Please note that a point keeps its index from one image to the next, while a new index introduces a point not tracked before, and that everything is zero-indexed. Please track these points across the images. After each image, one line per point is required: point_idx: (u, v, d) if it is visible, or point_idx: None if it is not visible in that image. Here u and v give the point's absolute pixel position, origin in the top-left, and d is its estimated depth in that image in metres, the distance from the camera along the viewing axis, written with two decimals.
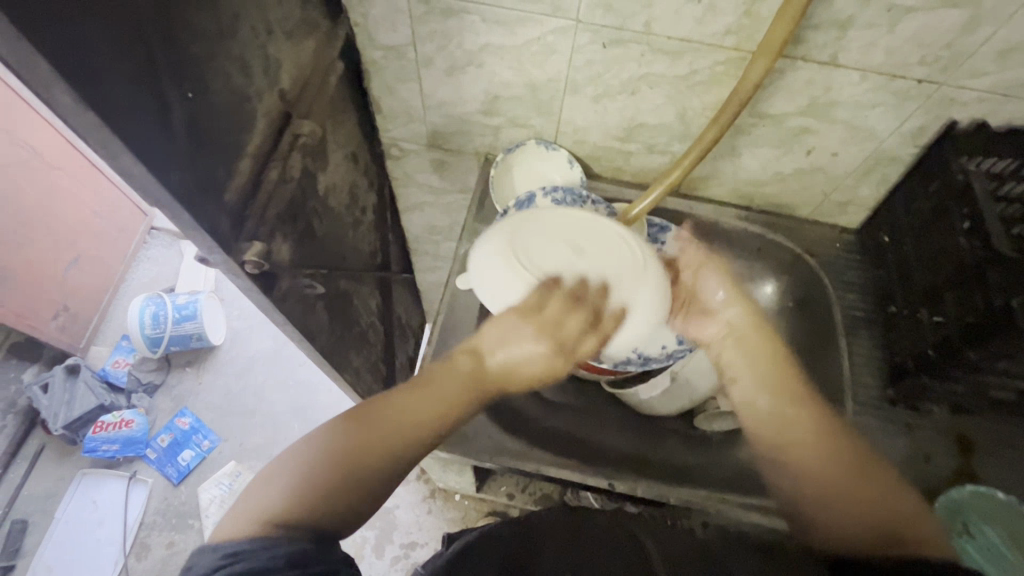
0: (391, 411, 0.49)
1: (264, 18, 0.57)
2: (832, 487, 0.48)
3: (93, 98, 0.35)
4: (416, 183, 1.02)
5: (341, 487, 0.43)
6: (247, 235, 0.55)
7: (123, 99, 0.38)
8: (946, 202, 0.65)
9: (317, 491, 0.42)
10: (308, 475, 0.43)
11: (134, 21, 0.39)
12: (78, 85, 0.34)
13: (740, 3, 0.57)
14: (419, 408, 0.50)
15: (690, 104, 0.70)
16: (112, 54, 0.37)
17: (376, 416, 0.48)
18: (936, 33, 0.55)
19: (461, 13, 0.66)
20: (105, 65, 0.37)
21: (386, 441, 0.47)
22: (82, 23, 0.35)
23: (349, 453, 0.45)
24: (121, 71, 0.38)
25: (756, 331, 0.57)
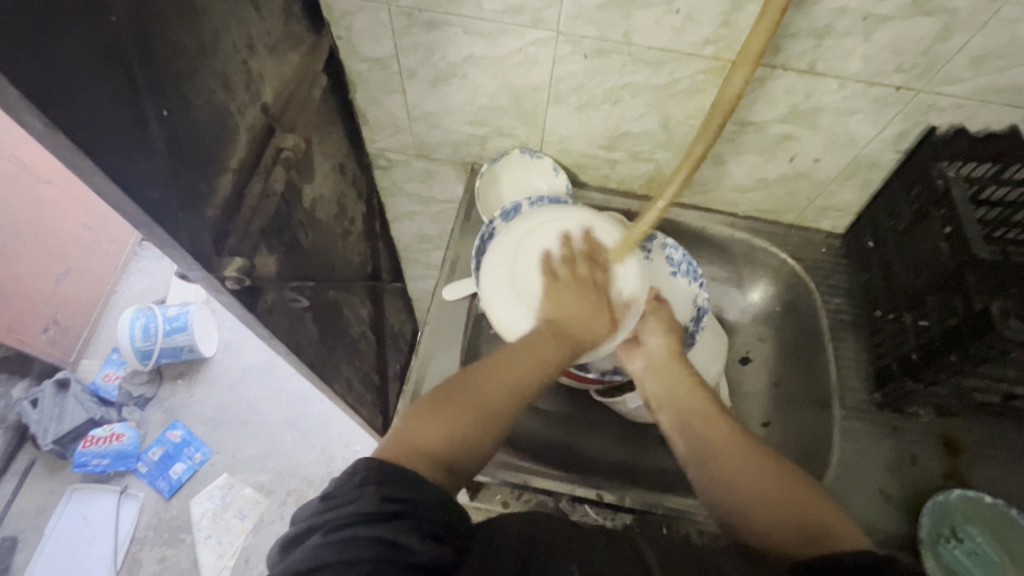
0: (504, 359, 0.55)
1: (245, 33, 0.57)
2: (751, 487, 0.50)
3: (65, 117, 0.35)
4: (405, 192, 1.02)
5: (467, 426, 0.48)
6: (229, 250, 0.55)
7: (98, 117, 0.38)
8: (926, 207, 0.66)
9: (451, 430, 0.47)
10: (441, 413, 0.48)
11: (109, 39, 0.39)
12: (49, 104, 0.34)
13: (718, 13, 0.57)
14: (500, 372, 0.54)
15: (673, 112, 0.71)
16: (86, 73, 0.37)
17: (491, 367, 0.54)
18: (912, 40, 0.56)
19: (443, 25, 0.66)
20: (77, 83, 0.36)
21: (501, 387, 0.52)
22: (54, 42, 0.35)
23: (473, 397, 0.51)
24: (95, 89, 0.38)
25: (673, 362, 0.64)
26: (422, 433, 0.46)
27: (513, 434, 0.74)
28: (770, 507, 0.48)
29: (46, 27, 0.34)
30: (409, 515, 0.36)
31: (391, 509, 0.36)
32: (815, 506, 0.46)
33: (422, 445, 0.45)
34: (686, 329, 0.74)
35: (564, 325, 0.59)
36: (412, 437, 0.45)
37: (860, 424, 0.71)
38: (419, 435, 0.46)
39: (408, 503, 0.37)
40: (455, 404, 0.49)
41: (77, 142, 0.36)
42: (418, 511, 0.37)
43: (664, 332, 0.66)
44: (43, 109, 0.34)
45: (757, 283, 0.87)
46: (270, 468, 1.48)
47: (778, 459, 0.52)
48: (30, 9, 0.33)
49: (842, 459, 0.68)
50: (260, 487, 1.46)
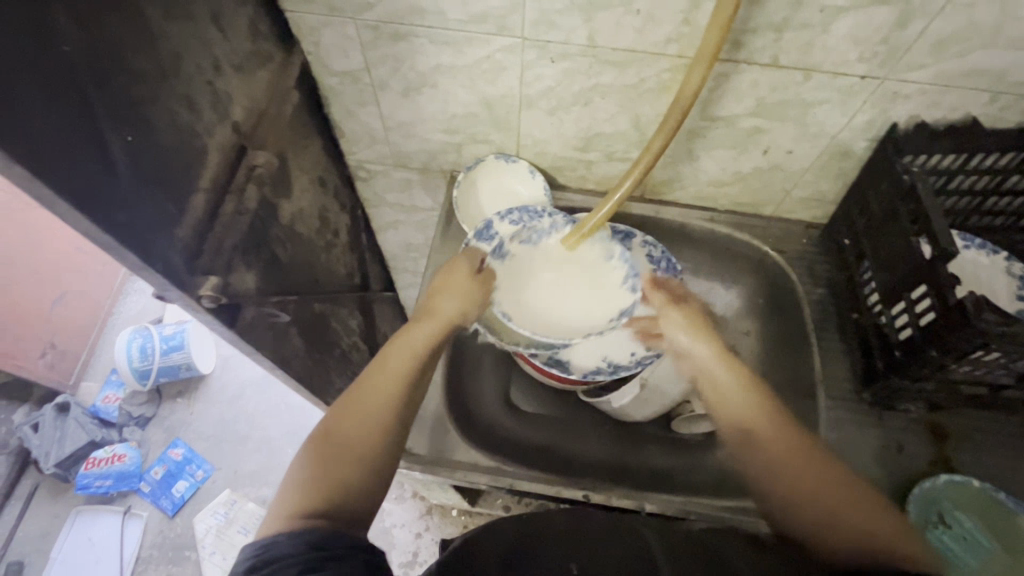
0: (363, 394, 0.52)
1: (211, 55, 0.58)
2: (841, 504, 0.53)
3: (13, 140, 0.35)
4: (388, 203, 1.03)
5: (337, 478, 0.46)
6: (202, 268, 0.55)
7: (46, 138, 0.38)
8: (894, 203, 0.66)
9: (299, 507, 0.43)
10: (311, 472, 0.46)
11: (55, 59, 0.39)
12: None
13: (677, 12, 0.58)
14: (373, 396, 0.52)
15: (642, 112, 0.71)
16: (33, 95, 0.37)
17: (348, 407, 0.51)
18: (870, 29, 0.56)
19: (409, 37, 0.67)
20: (26, 106, 0.36)
21: (367, 423, 0.50)
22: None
23: (320, 451, 0.47)
24: (41, 111, 0.38)
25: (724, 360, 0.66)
26: (298, 497, 0.44)
27: (500, 439, 0.76)
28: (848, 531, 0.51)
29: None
30: (282, 568, 0.37)
31: (265, 572, 0.37)
32: (879, 524, 0.51)
33: (296, 507, 0.43)
34: None
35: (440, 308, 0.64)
36: (286, 505, 0.43)
37: (846, 413, 0.71)
38: (299, 499, 0.44)
39: (283, 554, 0.38)
40: (318, 462, 0.47)
41: (26, 163, 0.36)
42: (289, 560, 0.38)
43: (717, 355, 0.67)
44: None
45: (739, 276, 0.87)
46: (272, 481, 1.49)
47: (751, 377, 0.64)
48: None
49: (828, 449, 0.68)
50: (263, 501, 1.47)
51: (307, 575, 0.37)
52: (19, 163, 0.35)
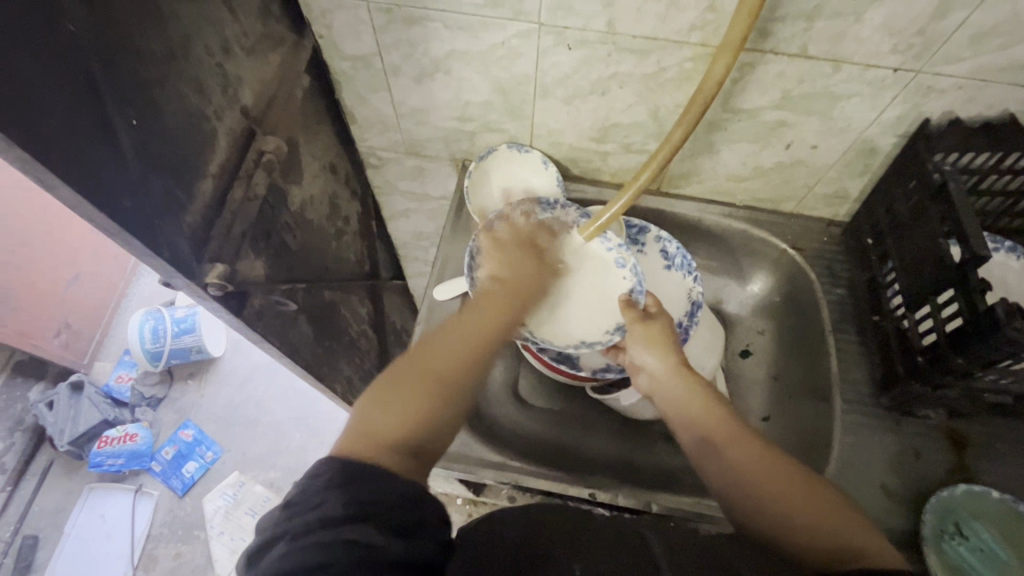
0: (444, 340, 0.53)
1: (221, 37, 0.57)
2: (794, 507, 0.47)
3: (16, 122, 0.34)
4: (399, 190, 1.02)
5: (428, 409, 0.47)
6: (209, 256, 0.54)
7: (50, 120, 0.37)
8: (923, 203, 0.63)
9: (382, 434, 0.43)
10: (399, 395, 0.46)
11: (61, 39, 0.38)
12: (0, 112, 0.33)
13: None
14: (458, 340, 0.54)
15: (662, 102, 0.69)
16: (37, 75, 0.36)
17: (432, 348, 0.52)
18: (907, 19, 0.53)
19: (423, 21, 0.65)
20: (30, 87, 0.36)
21: (450, 362, 0.51)
22: (3, 47, 0.34)
23: (407, 382, 0.48)
24: (45, 93, 0.37)
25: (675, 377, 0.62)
26: (388, 415, 0.44)
27: (507, 434, 0.74)
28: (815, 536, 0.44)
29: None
30: (370, 514, 0.35)
31: (359, 511, 0.35)
32: (846, 525, 0.45)
33: (380, 433, 0.43)
34: (679, 325, 0.73)
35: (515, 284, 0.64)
36: (381, 425, 0.43)
37: (863, 419, 0.69)
38: (382, 422, 0.44)
39: (381, 500, 0.37)
40: (404, 387, 0.47)
41: (29, 147, 0.35)
42: (378, 507, 0.36)
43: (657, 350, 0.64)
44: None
45: (756, 274, 0.85)
46: (280, 464, 1.50)
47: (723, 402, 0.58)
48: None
49: (842, 454, 0.67)
50: (271, 484, 1.48)
51: (396, 537, 0.35)
52: (22, 146, 0.34)
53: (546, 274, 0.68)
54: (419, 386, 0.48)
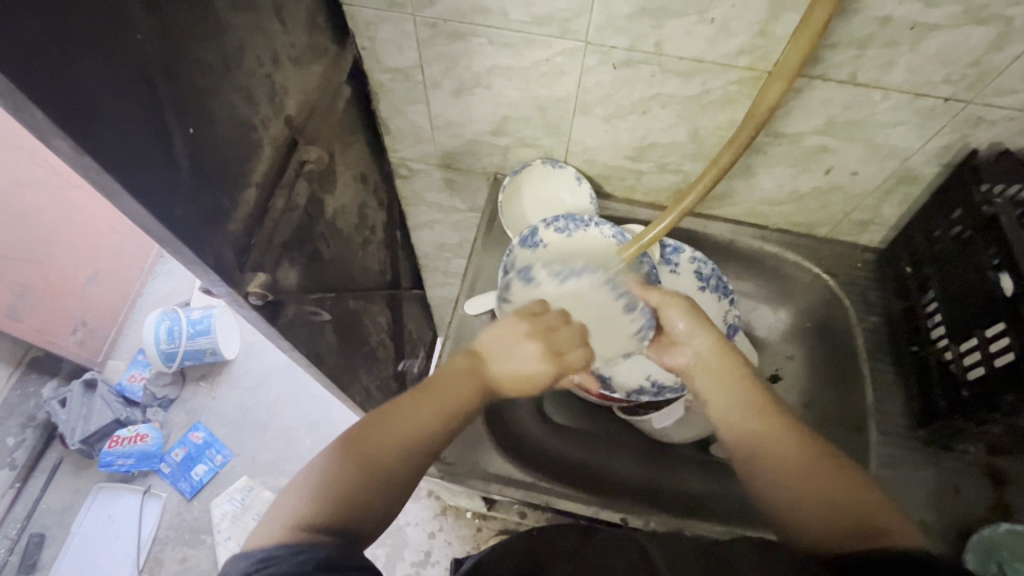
0: (397, 410, 0.47)
1: (270, 47, 0.57)
2: (811, 489, 0.43)
3: (80, 128, 0.34)
4: (426, 202, 1.01)
5: (350, 491, 0.41)
6: (251, 265, 0.54)
7: (110, 123, 0.37)
8: (970, 235, 0.62)
9: (302, 515, 0.38)
10: (337, 475, 0.41)
11: (123, 40, 0.38)
12: (59, 109, 0.32)
13: (754, 22, 0.55)
14: (414, 411, 0.47)
15: (702, 124, 0.68)
16: (99, 74, 0.36)
17: (384, 414, 0.46)
18: (962, 51, 0.53)
19: (467, 36, 0.65)
20: (90, 85, 0.35)
21: (398, 439, 0.45)
22: (67, 44, 0.33)
23: (339, 466, 0.42)
24: (105, 92, 0.36)
25: (721, 358, 0.56)
26: (318, 496, 0.40)
27: (532, 452, 0.73)
28: (821, 511, 0.42)
29: (57, 28, 0.32)
30: None
31: None
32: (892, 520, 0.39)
33: (302, 515, 0.38)
34: None
35: (485, 352, 0.56)
36: (298, 504, 0.39)
37: (899, 451, 0.68)
38: (308, 506, 0.39)
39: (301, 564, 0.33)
40: (348, 459, 0.42)
41: (86, 146, 0.34)
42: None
43: (705, 329, 0.58)
44: (50, 109, 0.32)
45: (788, 299, 0.84)
46: (290, 471, 1.49)
47: (755, 376, 0.54)
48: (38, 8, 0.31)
49: (879, 487, 0.66)
50: (280, 490, 1.47)
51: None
52: (79, 145, 0.34)
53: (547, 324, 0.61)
54: (349, 464, 0.42)
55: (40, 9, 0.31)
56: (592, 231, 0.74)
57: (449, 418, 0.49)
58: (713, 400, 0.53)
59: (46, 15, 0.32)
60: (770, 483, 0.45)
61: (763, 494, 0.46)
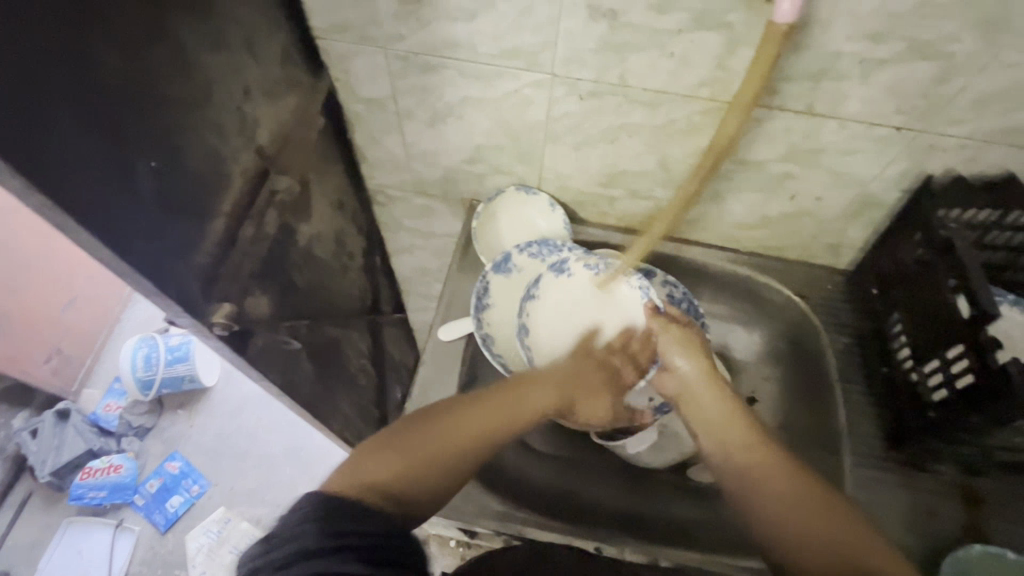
0: (453, 419, 0.51)
1: (241, 80, 0.57)
2: (791, 511, 0.48)
3: (34, 165, 0.34)
4: (405, 227, 1.02)
5: (416, 471, 0.47)
6: (218, 295, 0.54)
7: (68, 160, 0.37)
8: (930, 259, 0.64)
9: (381, 480, 0.45)
10: (386, 454, 0.47)
11: (87, 75, 0.38)
12: (10, 145, 0.32)
13: (712, 57, 0.57)
14: (472, 422, 0.52)
15: (670, 152, 0.70)
16: (58, 109, 0.36)
17: (455, 420, 0.52)
18: (910, 84, 0.55)
19: (438, 68, 0.67)
20: (48, 120, 0.35)
21: (461, 445, 0.50)
22: (24, 82, 0.33)
23: (405, 447, 0.48)
24: (65, 127, 0.36)
25: (705, 387, 0.60)
26: (373, 468, 0.45)
27: (508, 481, 0.72)
28: (808, 536, 0.47)
29: (13, 65, 0.32)
30: (351, 547, 0.37)
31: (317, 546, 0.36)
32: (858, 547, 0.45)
33: (377, 482, 0.44)
34: None
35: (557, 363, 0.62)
36: (370, 473, 0.45)
37: (873, 473, 0.68)
38: (375, 470, 0.45)
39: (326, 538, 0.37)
40: (406, 444, 0.49)
41: (36, 178, 0.34)
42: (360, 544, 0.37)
43: (692, 354, 0.62)
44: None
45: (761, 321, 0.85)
46: (269, 501, 1.45)
47: (738, 403, 0.58)
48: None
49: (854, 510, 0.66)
50: (258, 522, 1.43)
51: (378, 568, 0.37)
52: (28, 179, 0.34)
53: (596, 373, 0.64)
54: (416, 454, 0.48)
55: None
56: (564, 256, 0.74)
57: (512, 428, 0.54)
58: (704, 429, 0.58)
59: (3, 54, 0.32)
60: (755, 503, 0.51)
61: (755, 516, 0.50)
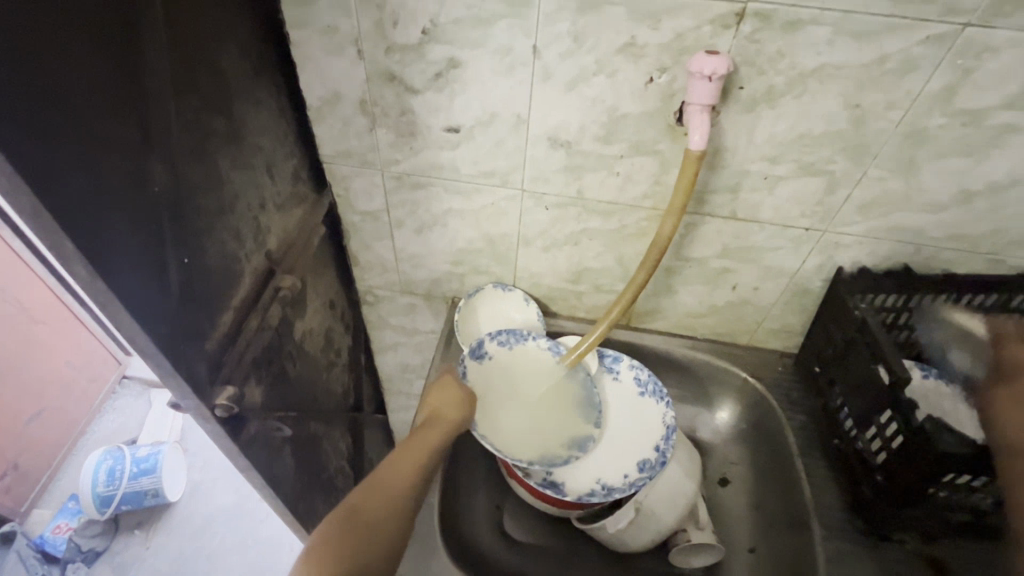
0: (381, 480, 0.55)
1: (261, 196, 0.68)
2: None
3: (100, 259, 0.42)
4: (390, 326, 1.09)
5: (360, 553, 0.48)
6: (222, 380, 0.59)
7: (124, 256, 0.44)
8: (853, 336, 0.74)
9: None
10: (326, 546, 0.47)
11: (146, 189, 0.47)
12: (86, 242, 0.40)
13: (650, 176, 0.71)
14: (386, 485, 0.55)
15: (625, 251, 0.82)
16: (125, 217, 0.44)
17: (374, 487, 0.54)
18: (807, 195, 0.69)
19: (426, 186, 0.79)
20: (116, 226, 0.43)
21: (389, 512, 0.52)
22: (105, 194, 0.42)
23: (342, 532, 0.48)
24: (126, 229, 0.44)
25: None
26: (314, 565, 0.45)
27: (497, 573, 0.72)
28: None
29: (97, 182, 0.41)
30: None
31: None
32: None
33: None
34: (656, 448, 0.78)
35: (439, 414, 0.68)
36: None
37: (844, 543, 0.71)
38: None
39: None
40: (342, 538, 0.48)
41: (98, 270, 0.41)
42: None
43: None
44: (76, 243, 0.39)
45: (724, 403, 0.92)
46: None
47: None
48: (83, 170, 0.40)
49: None
50: None
51: None
52: (94, 270, 0.41)
53: (464, 404, 0.72)
54: (357, 528, 0.49)
55: (88, 171, 0.40)
56: (532, 344, 0.83)
57: (421, 479, 0.59)
58: None
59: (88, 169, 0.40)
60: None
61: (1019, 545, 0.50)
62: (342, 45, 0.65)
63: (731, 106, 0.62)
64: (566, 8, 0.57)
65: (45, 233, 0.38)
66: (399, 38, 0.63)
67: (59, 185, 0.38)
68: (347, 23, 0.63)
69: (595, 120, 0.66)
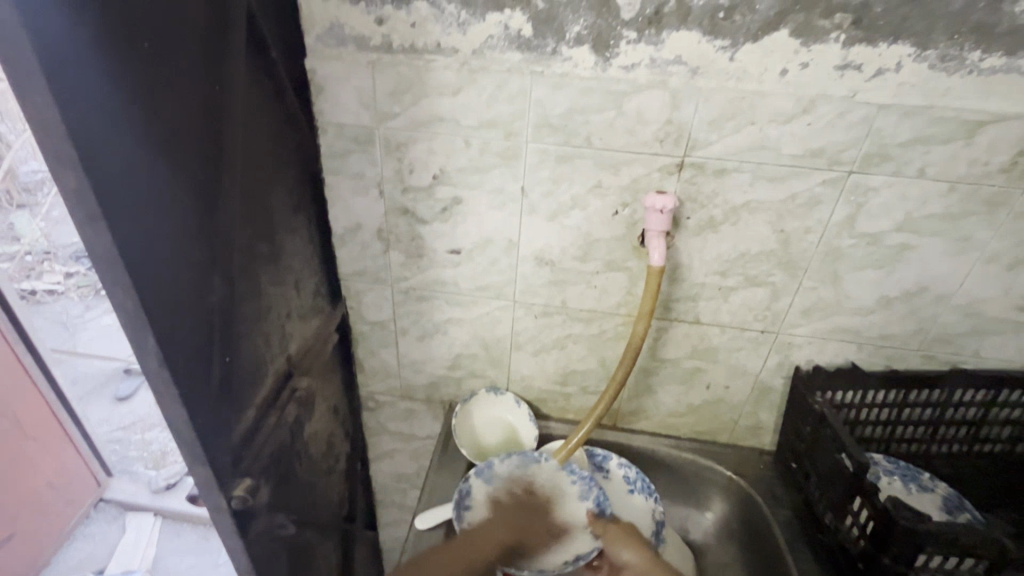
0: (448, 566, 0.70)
1: (288, 306, 0.77)
2: None
3: (168, 352, 0.51)
4: (388, 432, 1.13)
5: None
6: (239, 472, 0.64)
7: (185, 350, 0.53)
8: (817, 428, 0.81)
9: None
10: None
11: (210, 296, 0.57)
12: (161, 337, 0.49)
13: (622, 287, 0.83)
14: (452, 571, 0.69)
15: (606, 353, 0.91)
16: (191, 318, 0.54)
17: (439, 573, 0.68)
18: (755, 301, 0.81)
19: (430, 298, 0.90)
20: (184, 324, 0.53)
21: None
22: (181, 299, 0.52)
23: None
24: (190, 329, 0.54)
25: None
26: None
27: None
28: None
29: (177, 290, 0.52)
30: None
31: None
32: None
33: None
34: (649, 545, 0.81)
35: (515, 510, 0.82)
36: None
37: None
38: None
39: None
40: None
41: (166, 360, 0.50)
42: None
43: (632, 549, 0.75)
44: (155, 337, 0.49)
45: (712, 501, 0.96)
46: None
47: None
48: (170, 280, 0.51)
49: None
50: None
51: None
52: (162, 360, 0.50)
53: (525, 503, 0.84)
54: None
55: (173, 281, 0.51)
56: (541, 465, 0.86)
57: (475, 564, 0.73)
58: None
59: (173, 281, 0.51)
60: None
61: None
62: (367, 187, 0.80)
63: (682, 231, 0.76)
64: (546, 160, 0.74)
65: (136, 330, 0.48)
66: (414, 182, 0.79)
67: (152, 290, 0.48)
68: (373, 171, 0.79)
69: (573, 243, 0.80)
